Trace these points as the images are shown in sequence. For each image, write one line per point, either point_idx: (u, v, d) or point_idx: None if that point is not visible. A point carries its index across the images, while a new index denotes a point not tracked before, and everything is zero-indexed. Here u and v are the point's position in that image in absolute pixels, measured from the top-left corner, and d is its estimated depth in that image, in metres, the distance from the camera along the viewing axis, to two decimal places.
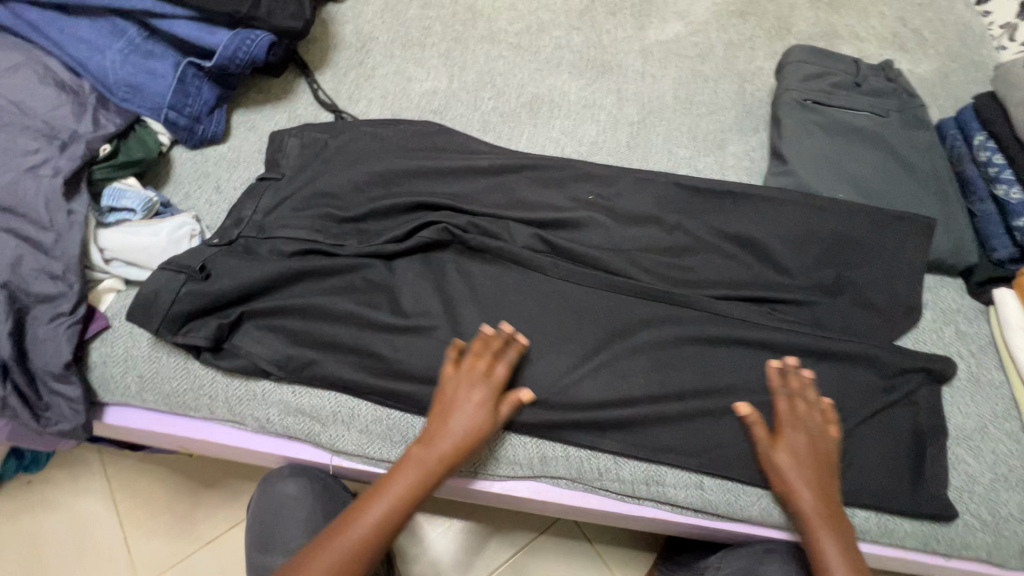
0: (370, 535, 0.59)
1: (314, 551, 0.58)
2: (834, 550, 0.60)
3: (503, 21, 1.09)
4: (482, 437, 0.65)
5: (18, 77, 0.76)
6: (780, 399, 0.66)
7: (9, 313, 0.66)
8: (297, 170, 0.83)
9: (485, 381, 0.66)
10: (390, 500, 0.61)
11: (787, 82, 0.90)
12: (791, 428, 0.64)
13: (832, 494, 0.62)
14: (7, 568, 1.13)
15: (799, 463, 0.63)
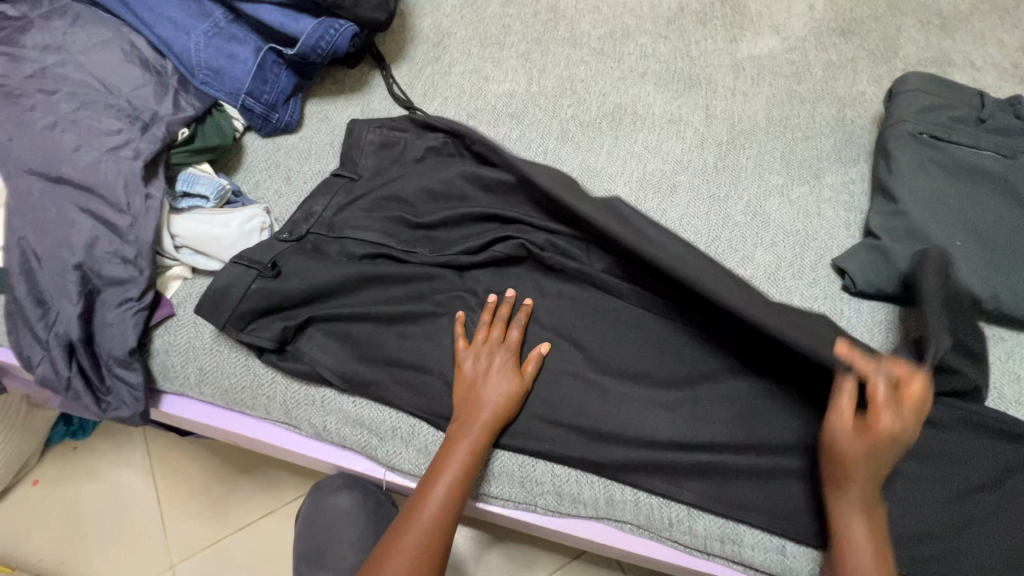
0: (438, 518, 0.57)
1: (387, 550, 0.55)
2: (852, 493, 0.56)
3: (586, 24, 1.04)
4: (513, 406, 0.64)
5: (105, 54, 0.75)
6: (878, 388, 0.57)
7: (80, 295, 0.65)
8: (372, 168, 0.81)
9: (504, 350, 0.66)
10: (450, 481, 0.59)
11: (899, 112, 0.83)
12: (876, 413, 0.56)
13: (886, 445, 0.56)
14: (48, 530, 1.15)
15: (880, 454, 0.56)
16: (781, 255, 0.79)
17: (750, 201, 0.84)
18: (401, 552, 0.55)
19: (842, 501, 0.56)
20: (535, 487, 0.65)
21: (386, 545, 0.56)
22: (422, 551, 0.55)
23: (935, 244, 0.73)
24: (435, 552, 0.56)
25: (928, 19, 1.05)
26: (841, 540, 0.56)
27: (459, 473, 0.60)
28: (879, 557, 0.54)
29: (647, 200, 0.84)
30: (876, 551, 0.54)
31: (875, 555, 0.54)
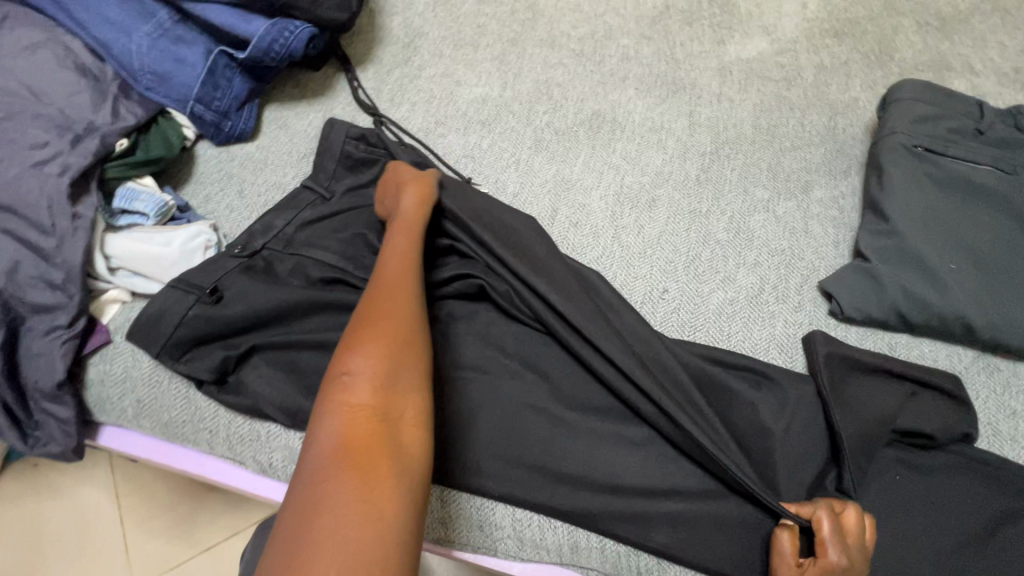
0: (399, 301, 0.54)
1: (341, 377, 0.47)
2: None
3: (565, 24, 0.98)
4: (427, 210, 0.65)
5: (36, 58, 0.70)
6: (824, 523, 0.53)
7: (2, 325, 0.60)
8: (339, 184, 0.75)
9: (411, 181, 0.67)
10: (397, 296, 0.54)
11: (893, 123, 0.78)
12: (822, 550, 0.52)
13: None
14: (5, 552, 1.11)
15: None
16: (765, 277, 0.74)
17: (734, 217, 0.79)
18: (360, 365, 0.48)
19: None
20: (495, 531, 0.61)
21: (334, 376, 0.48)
22: (387, 363, 0.49)
23: (929, 267, 0.68)
24: (409, 336, 0.52)
25: (925, 20, 0.99)
26: None
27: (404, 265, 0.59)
28: None
29: (624, 215, 0.79)
30: None
31: None
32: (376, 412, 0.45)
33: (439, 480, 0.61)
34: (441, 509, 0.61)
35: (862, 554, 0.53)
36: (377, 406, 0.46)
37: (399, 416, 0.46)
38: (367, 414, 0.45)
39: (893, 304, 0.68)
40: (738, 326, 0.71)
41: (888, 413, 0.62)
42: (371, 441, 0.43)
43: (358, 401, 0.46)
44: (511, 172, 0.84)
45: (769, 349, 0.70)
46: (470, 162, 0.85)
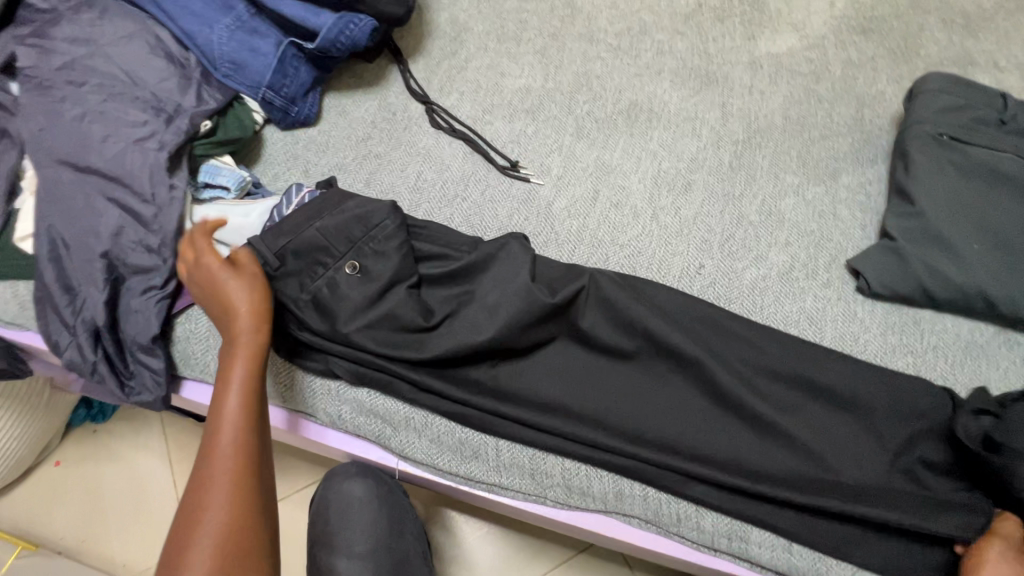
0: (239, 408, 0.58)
1: (196, 493, 0.54)
2: None
3: (603, 19, 1.04)
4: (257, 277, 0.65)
5: (131, 46, 0.77)
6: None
7: (106, 282, 0.68)
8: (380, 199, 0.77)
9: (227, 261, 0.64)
10: (235, 390, 0.58)
11: (919, 114, 0.82)
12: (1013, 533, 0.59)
13: None
14: (67, 508, 1.16)
15: None
16: (795, 256, 0.79)
17: (766, 201, 0.84)
18: (216, 471, 0.54)
19: None
20: (545, 479, 0.67)
21: (190, 494, 0.54)
22: (233, 461, 0.55)
23: (952, 247, 0.73)
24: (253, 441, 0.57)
25: (950, 18, 1.04)
26: None
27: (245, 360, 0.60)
28: None
29: (661, 198, 0.84)
30: None
31: None
32: (238, 504, 0.54)
33: (496, 432, 0.67)
34: (496, 457, 0.67)
35: None
36: (234, 502, 0.53)
37: (254, 502, 0.55)
38: (229, 510, 0.53)
39: (917, 281, 0.72)
40: (770, 300, 0.76)
41: (916, 390, 0.66)
42: (235, 533, 0.52)
43: (218, 504, 0.53)
44: (554, 156, 0.89)
45: (800, 321, 0.74)
46: (516, 147, 0.90)
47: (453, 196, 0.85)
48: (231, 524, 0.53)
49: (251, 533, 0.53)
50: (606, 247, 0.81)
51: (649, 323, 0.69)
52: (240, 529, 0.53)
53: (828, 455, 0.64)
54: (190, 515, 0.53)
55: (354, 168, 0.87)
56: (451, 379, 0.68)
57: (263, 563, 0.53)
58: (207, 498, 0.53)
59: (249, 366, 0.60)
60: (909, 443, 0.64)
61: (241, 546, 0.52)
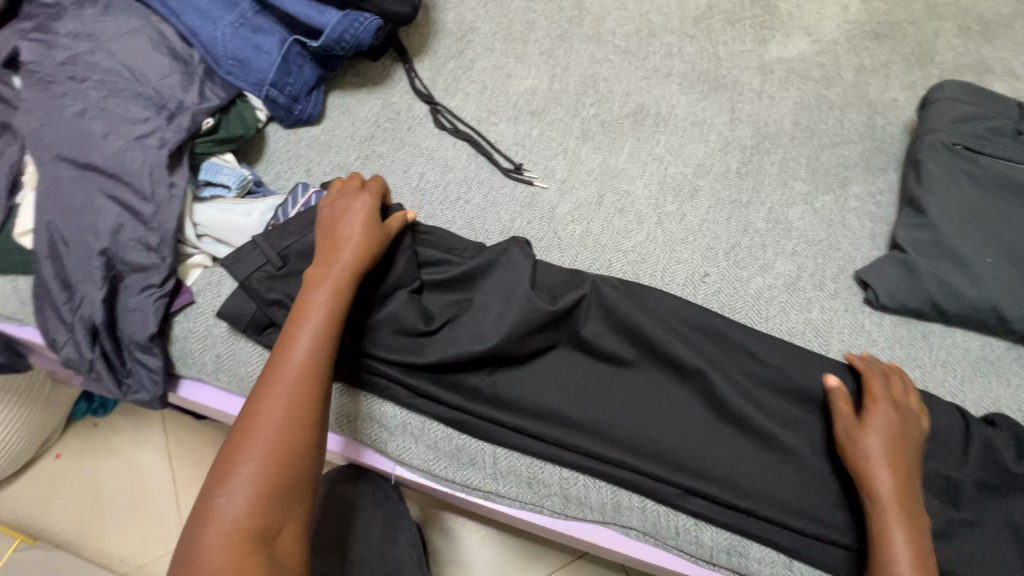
0: (304, 360, 0.57)
1: (256, 408, 0.55)
2: (905, 538, 0.55)
3: (612, 21, 1.03)
4: (365, 234, 0.65)
5: (134, 42, 0.77)
6: (874, 376, 0.64)
7: (104, 280, 0.67)
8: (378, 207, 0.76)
9: (358, 206, 0.66)
10: (314, 326, 0.59)
11: (932, 123, 0.81)
12: (895, 411, 0.61)
13: (910, 471, 0.58)
14: (67, 501, 1.16)
15: (891, 445, 0.59)
16: (802, 265, 0.78)
17: (773, 208, 0.83)
18: (277, 395, 0.55)
19: (892, 527, 0.55)
20: (542, 488, 0.66)
21: (250, 408, 0.55)
22: (295, 389, 0.55)
23: (963, 260, 0.71)
24: (306, 395, 0.56)
25: (966, 24, 1.01)
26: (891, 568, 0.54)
27: (323, 314, 0.59)
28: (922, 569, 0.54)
29: (667, 204, 0.83)
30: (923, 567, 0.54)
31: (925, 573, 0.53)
32: (288, 435, 0.53)
33: (492, 440, 0.66)
34: (494, 465, 0.66)
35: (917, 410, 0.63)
36: (271, 454, 0.52)
37: (305, 436, 0.54)
38: (279, 437, 0.53)
39: (927, 295, 0.71)
40: (776, 310, 0.75)
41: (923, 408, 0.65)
42: (272, 479, 0.51)
43: (271, 426, 0.53)
44: (559, 160, 0.88)
45: (806, 332, 0.73)
46: (520, 149, 0.89)
47: (456, 198, 0.84)
48: (277, 453, 0.52)
49: (293, 468, 0.53)
50: (610, 253, 0.80)
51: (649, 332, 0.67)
52: (282, 458, 0.53)
53: (831, 471, 0.63)
54: (245, 428, 0.54)
55: (357, 168, 0.86)
56: (450, 385, 0.68)
57: (295, 503, 0.53)
58: (262, 418, 0.54)
59: (323, 318, 0.59)
60: (916, 463, 0.63)
61: (276, 478, 0.52)
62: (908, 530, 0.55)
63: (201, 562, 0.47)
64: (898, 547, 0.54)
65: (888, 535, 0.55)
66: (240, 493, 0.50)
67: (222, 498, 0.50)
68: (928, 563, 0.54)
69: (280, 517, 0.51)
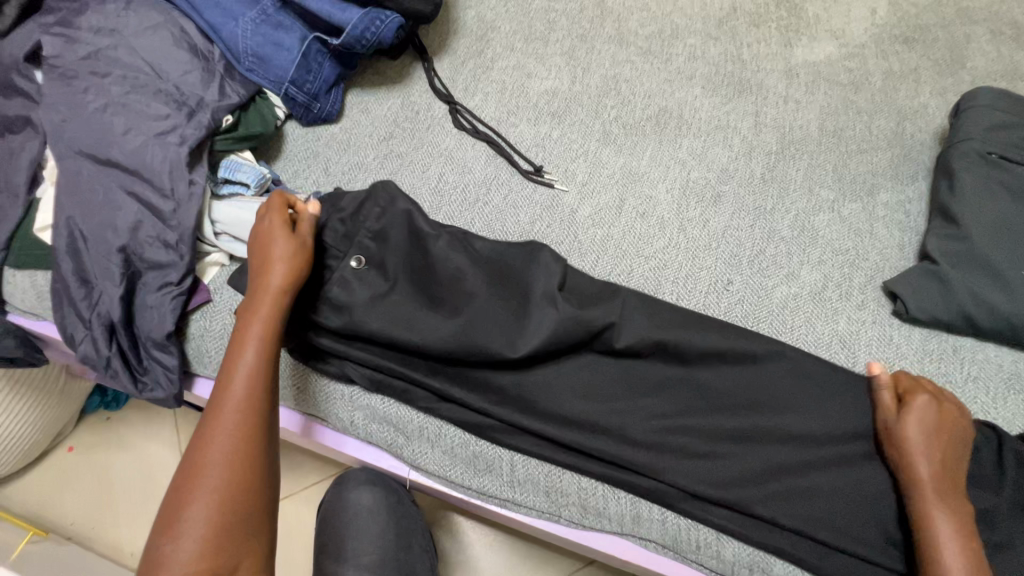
0: (242, 395, 0.57)
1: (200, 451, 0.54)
2: (946, 524, 0.56)
3: (634, 22, 1.01)
4: (291, 258, 0.63)
5: (155, 37, 0.76)
6: (902, 374, 0.63)
7: (123, 277, 0.67)
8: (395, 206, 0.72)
9: (272, 228, 0.64)
10: (248, 359, 0.58)
11: (966, 131, 0.79)
12: (937, 398, 0.61)
13: (951, 456, 0.58)
14: (78, 494, 1.16)
15: (933, 435, 0.59)
16: (828, 275, 0.76)
17: (799, 216, 0.81)
18: (217, 435, 0.55)
19: (934, 515, 0.56)
20: (560, 498, 0.64)
21: (195, 451, 0.55)
22: (235, 426, 0.55)
23: (998, 272, 0.69)
24: (250, 434, 0.55)
25: (999, 29, 0.99)
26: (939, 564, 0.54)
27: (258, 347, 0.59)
28: (967, 555, 0.54)
29: (689, 209, 0.82)
30: (968, 554, 0.55)
31: (970, 557, 0.54)
32: (232, 476, 0.53)
33: (511, 445, 0.65)
34: (511, 472, 0.65)
35: (959, 402, 0.62)
36: (216, 497, 0.52)
37: (253, 469, 0.54)
38: (224, 476, 0.53)
39: (960, 308, 0.69)
40: (801, 320, 0.73)
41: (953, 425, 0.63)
42: (219, 521, 0.52)
43: (216, 467, 0.53)
44: (579, 162, 0.86)
45: (831, 344, 0.71)
46: (540, 151, 0.87)
47: (475, 199, 0.83)
48: (223, 491, 0.53)
49: (242, 502, 0.53)
50: (631, 259, 0.78)
51: (673, 341, 0.66)
52: (228, 497, 0.53)
53: (858, 487, 0.61)
54: (190, 472, 0.54)
55: (375, 167, 0.86)
56: (471, 387, 0.67)
57: (248, 537, 0.53)
58: (206, 460, 0.54)
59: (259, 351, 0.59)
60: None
61: (225, 519, 0.52)
62: (949, 515, 0.56)
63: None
64: (940, 529, 0.55)
65: (930, 516, 0.56)
66: (189, 538, 0.51)
67: (169, 546, 0.51)
68: (972, 543, 0.55)
69: (237, 553, 0.52)
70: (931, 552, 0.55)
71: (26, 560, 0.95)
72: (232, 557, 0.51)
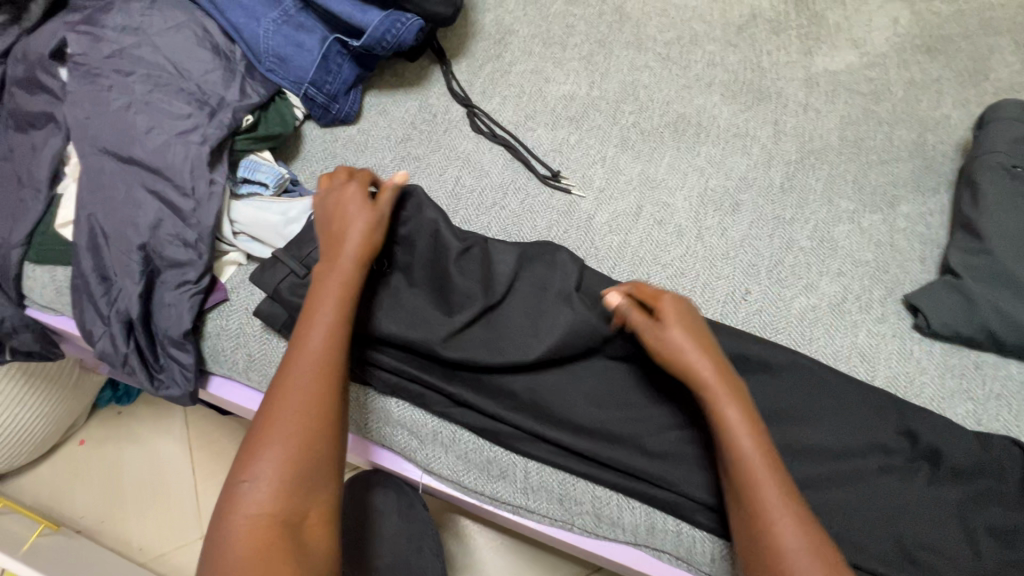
0: (321, 346, 0.56)
1: (272, 401, 0.53)
2: (743, 426, 0.54)
3: (652, 27, 1.01)
4: (372, 222, 0.63)
5: (178, 36, 0.77)
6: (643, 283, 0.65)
7: (142, 275, 0.67)
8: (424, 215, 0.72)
9: (352, 193, 0.65)
10: (326, 312, 0.57)
11: (990, 143, 0.78)
12: (677, 300, 0.62)
13: (723, 361, 0.59)
14: (89, 487, 1.17)
15: (691, 335, 0.59)
16: (848, 286, 0.75)
17: (818, 226, 0.80)
18: (295, 381, 0.54)
19: (729, 418, 0.55)
20: (574, 506, 0.64)
21: (268, 401, 0.53)
22: (313, 376, 0.54)
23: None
24: (328, 383, 0.55)
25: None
26: (744, 469, 0.53)
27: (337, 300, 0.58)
28: (770, 463, 0.53)
29: (707, 217, 0.81)
30: (769, 460, 0.53)
31: (771, 462, 0.53)
32: (308, 423, 0.52)
33: (525, 451, 0.65)
34: (524, 479, 0.65)
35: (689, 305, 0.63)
36: (292, 441, 0.51)
37: (325, 420, 0.53)
38: (299, 423, 0.52)
39: (983, 324, 0.68)
40: (820, 331, 0.72)
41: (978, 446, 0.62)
42: (295, 467, 0.50)
43: (291, 414, 0.52)
44: (597, 168, 0.86)
45: (851, 356, 0.71)
46: (558, 155, 0.87)
47: (492, 203, 0.83)
48: (297, 441, 0.51)
49: (314, 452, 0.52)
50: (648, 266, 0.78)
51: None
52: (303, 444, 0.51)
53: (877, 504, 0.61)
54: (264, 421, 0.53)
55: (392, 170, 0.86)
56: (488, 392, 0.66)
57: (320, 486, 0.51)
58: (279, 410, 0.52)
59: (339, 304, 0.58)
60: (970, 503, 0.60)
61: (299, 466, 0.51)
62: (744, 416, 0.55)
63: (233, 555, 0.47)
64: (736, 422, 0.54)
65: (723, 417, 0.55)
66: (263, 478, 0.50)
67: (246, 485, 0.50)
68: (763, 445, 0.54)
69: (308, 502, 0.50)
70: (736, 456, 0.54)
71: (37, 552, 0.96)
72: (303, 504, 0.50)
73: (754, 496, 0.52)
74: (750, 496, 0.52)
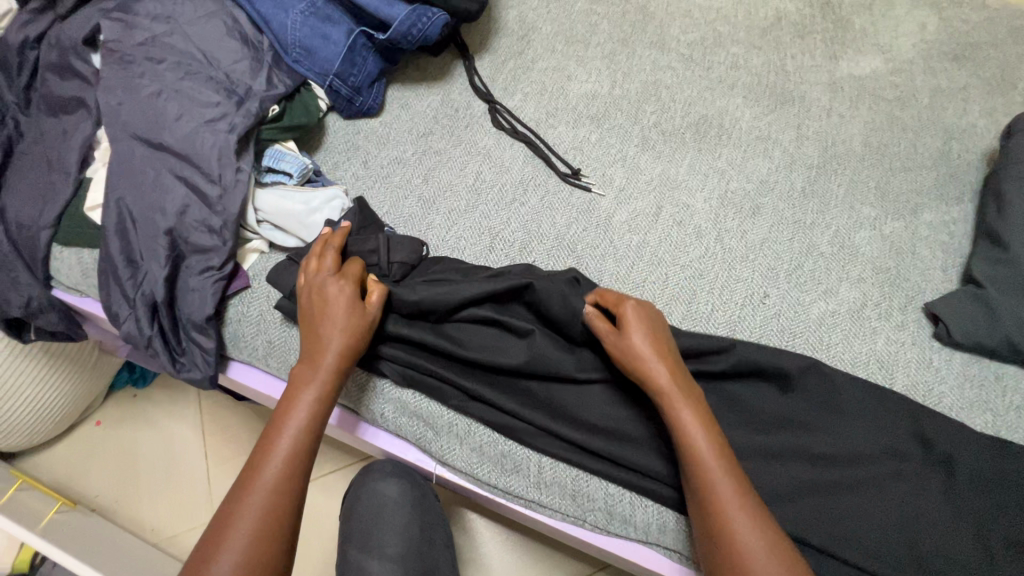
0: (288, 454, 0.55)
1: (229, 512, 0.52)
2: (708, 444, 0.55)
3: (676, 28, 1.00)
4: (357, 326, 0.62)
5: (209, 26, 0.78)
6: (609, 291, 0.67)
7: (168, 259, 0.68)
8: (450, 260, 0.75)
9: (339, 284, 0.63)
10: (295, 418, 0.57)
11: (1017, 153, 0.77)
12: (640, 309, 0.63)
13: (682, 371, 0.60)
14: (104, 468, 1.19)
15: (654, 346, 0.60)
16: (867, 293, 0.75)
17: (838, 231, 0.80)
18: (255, 490, 0.53)
19: (691, 433, 0.56)
20: (586, 502, 0.64)
21: (227, 507, 0.52)
22: (275, 484, 0.53)
23: None
24: (289, 492, 0.53)
25: None
26: (707, 487, 0.53)
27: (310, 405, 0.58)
28: (735, 477, 0.54)
29: (727, 220, 0.81)
30: (734, 478, 0.54)
31: (736, 480, 0.53)
32: (264, 538, 0.51)
33: (540, 448, 0.65)
34: (538, 474, 0.65)
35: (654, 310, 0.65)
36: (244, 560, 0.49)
37: (285, 528, 0.52)
38: (257, 533, 0.51)
39: (1006, 334, 0.67)
40: (838, 337, 0.72)
41: (995, 455, 0.62)
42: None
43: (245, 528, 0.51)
44: (617, 167, 0.86)
45: (869, 363, 0.70)
46: (578, 153, 0.87)
47: (511, 200, 0.83)
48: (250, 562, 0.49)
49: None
50: (666, 266, 0.78)
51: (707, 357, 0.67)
52: (255, 562, 0.50)
53: (888, 508, 0.61)
54: (223, 523, 0.51)
55: (413, 163, 0.86)
56: (504, 388, 0.67)
57: None
58: (235, 523, 0.51)
59: (311, 410, 0.57)
60: (989, 514, 0.59)
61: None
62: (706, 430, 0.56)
63: None
64: (702, 450, 0.55)
65: (687, 432, 0.56)
66: None
67: None
68: (727, 458, 0.55)
69: None
70: (699, 471, 0.54)
71: (54, 528, 0.98)
72: None
73: (722, 518, 0.52)
74: (715, 521, 0.52)
